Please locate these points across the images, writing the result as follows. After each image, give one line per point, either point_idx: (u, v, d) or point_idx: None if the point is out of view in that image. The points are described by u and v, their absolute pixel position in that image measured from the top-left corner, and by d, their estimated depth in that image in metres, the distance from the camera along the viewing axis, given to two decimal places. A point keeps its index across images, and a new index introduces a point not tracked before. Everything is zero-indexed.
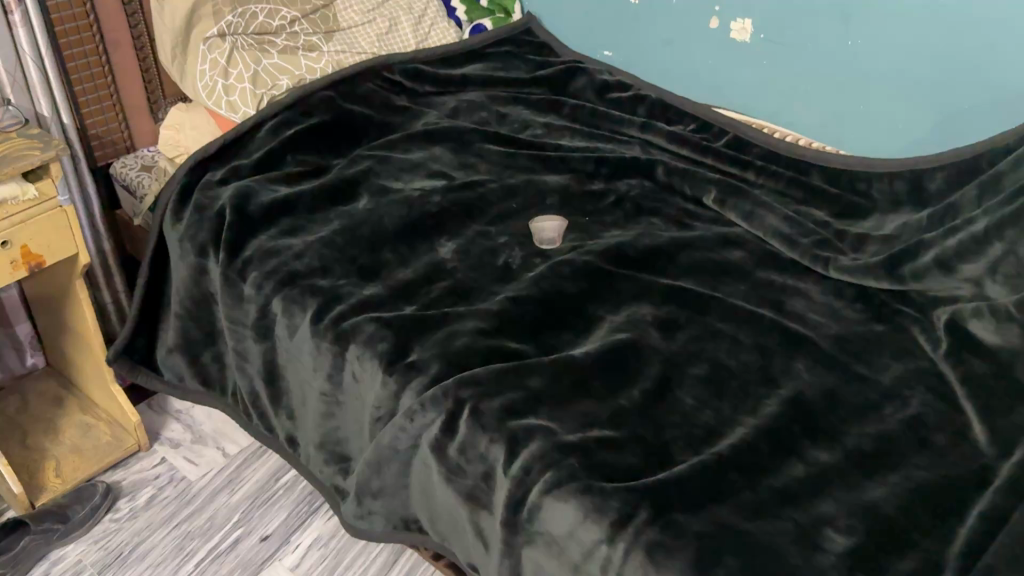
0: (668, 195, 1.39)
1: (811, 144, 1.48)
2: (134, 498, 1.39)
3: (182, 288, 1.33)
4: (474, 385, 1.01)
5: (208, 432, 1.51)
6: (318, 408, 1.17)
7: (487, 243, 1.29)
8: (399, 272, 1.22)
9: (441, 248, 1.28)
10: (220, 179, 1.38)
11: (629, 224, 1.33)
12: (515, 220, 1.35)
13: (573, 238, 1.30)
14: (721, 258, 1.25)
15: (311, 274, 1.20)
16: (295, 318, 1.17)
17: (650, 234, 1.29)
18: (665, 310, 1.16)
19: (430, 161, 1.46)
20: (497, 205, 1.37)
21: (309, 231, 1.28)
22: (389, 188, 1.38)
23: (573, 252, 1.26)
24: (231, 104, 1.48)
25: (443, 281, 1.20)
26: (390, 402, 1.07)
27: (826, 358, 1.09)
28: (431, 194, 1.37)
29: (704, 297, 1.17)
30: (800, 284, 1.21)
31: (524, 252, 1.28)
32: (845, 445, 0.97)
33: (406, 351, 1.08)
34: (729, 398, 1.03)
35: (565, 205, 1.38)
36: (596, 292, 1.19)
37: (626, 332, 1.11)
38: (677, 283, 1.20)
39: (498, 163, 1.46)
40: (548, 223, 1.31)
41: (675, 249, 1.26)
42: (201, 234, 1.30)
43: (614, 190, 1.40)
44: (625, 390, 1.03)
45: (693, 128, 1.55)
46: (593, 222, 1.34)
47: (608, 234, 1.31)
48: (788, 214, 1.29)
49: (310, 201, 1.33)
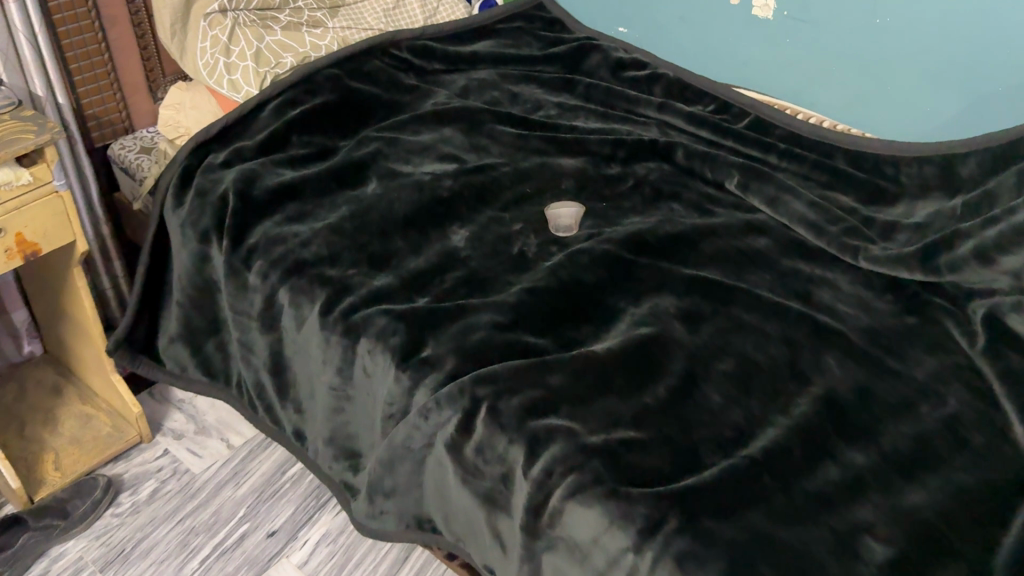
0: (688, 179, 1.34)
1: (836, 126, 1.42)
2: (136, 492, 1.35)
3: (183, 276, 1.28)
4: (492, 383, 0.97)
5: (211, 422, 1.46)
6: (327, 403, 1.13)
7: (501, 229, 1.24)
8: (411, 260, 1.17)
9: (454, 234, 1.23)
10: (223, 162, 1.32)
11: (648, 210, 1.28)
12: (530, 206, 1.29)
13: (591, 225, 1.25)
14: (746, 246, 1.20)
15: (319, 262, 1.15)
16: (303, 309, 1.13)
17: (671, 222, 1.24)
18: (690, 301, 1.11)
19: (440, 142, 1.40)
20: (511, 189, 1.32)
21: (315, 217, 1.23)
22: (399, 172, 1.33)
23: (592, 240, 1.20)
24: (233, 83, 1.42)
25: (456, 271, 1.15)
26: (403, 399, 1.02)
27: (858, 353, 1.04)
28: (442, 178, 1.31)
29: (729, 288, 1.12)
30: (828, 274, 1.16)
31: (540, 239, 1.23)
32: (881, 446, 0.93)
33: (420, 345, 1.04)
34: (758, 395, 0.98)
35: (582, 190, 1.32)
36: (617, 282, 1.14)
37: (648, 325, 1.06)
38: (700, 273, 1.15)
39: (511, 145, 1.41)
40: (565, 209, 1.25)
41: (697, 237, 1.21)
42: (203, 220, 1.25)
43: (632, 173, 1.35)
44: (650, 387, 0.98)
45: (714, 108, 1.49)
46: (611, 208, 1.29)
47: (627, 221, 1.26)
48: (815, 201, 1.24)
49: (317, 185, 1.28)
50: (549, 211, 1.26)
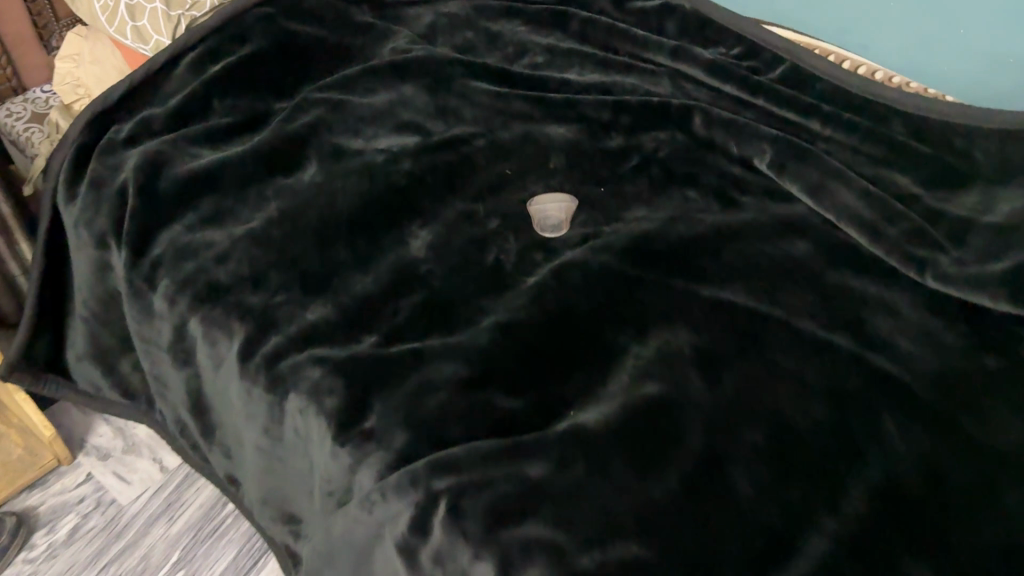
0: (708, 154, 1.08)
1: (892, 78, 1.14)
2: (53, 530, 1.15)
3: (84, 287, 1.04)
4: (452, 474, 0.74)
5: (142, 438, 1.26)
6: (257, 462, 0.91)
7: (472, 229, 0.99)
8: (357, 279, 0.92)
9: (414, 238, 0.97)
10: (126, 139, 1.06)
11: (657, 198, 1.02)
12: (510, 194, 1.04)
13: (585, 222, 1.00)
14: (781, 254, 0.95)
15: (239, 285, 0.91)
16: (221, 347, 0.89)
17: (685, 219, 0.99)
18: (709, 338, 0.87)
19: (398, 106, 1.13)
20: (486, 172, 1.06)
21: (237, 216, 0.98)
22: (346, 149, 1.06)
23: (585, 248, 0.96)
24: (139, 32, 1.13)
25: (414, 293, 0.91)
26: (343, 478, 0.80)
27: (923, 414, 0.81)
28: (400, 159, 1.05)
29: (755, 321, 0.89)
30: (884, 295, 0.92)
31: (521, 244, 0.98)
32: (959, 560, 0.71)
33: (361, 408, 0.81)
34: (797, 480, 0.76)
35: (574, 170, 1.06)
36: (617, 309, 0.90)
37: (657, 378, 0.83)
38: (721, 294, 0.91)
39: (487, 108, 1.14)
40: (553, 204, 1.00)
41: (717, 242, 0.96)
42: (99, 220, 1.00)
43: (637, 147, 1.08)
44: (659, 472, 0.75)
45: (737, 53, 1.21)
46: (611, 198, 1.03)
47: (631, 216, 1.00)
48: (869, 189, 0.98)
49: (240, 172, 1.02)
50: (534, 206, 1.01)
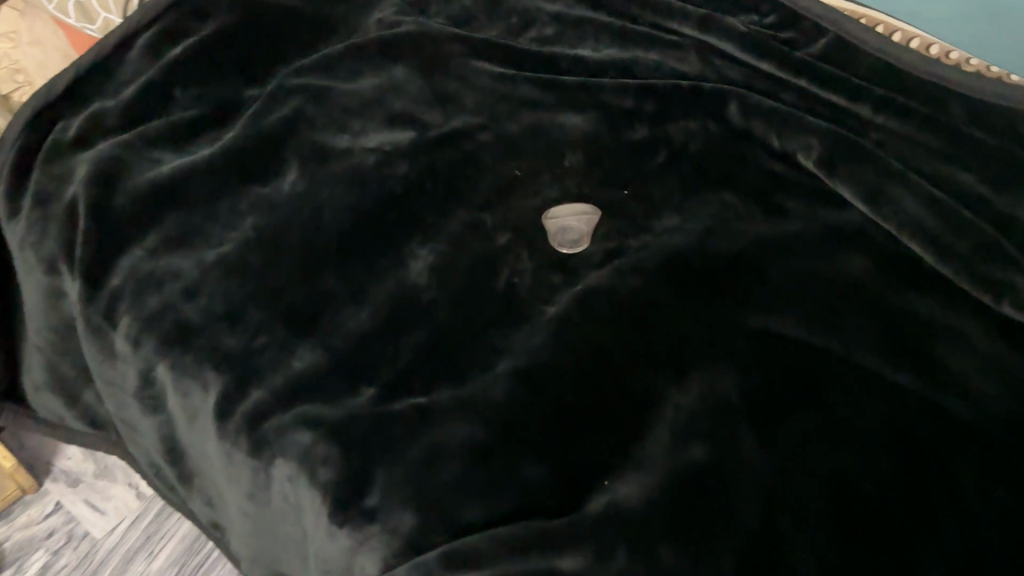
0: (744, 147, 0.95)
1: (949, 53, 1.01)
2: (20, 570, 1.04)
3: (37, 315, 0.91)
4: (471, 568, 0.63)
5: (115, 460, 1.15)
6: (243, 522, 0.80)
7: (480, 246, 0.86)
8: (350, 313, 0.80)
9: (413, 258, 0.85)
10: (75, 140, 0.92)
11: (690, 204, 0.90)
12: (521, 200, 0.91)
13: (608, 234, 0.88)
14: (834, 274, 0.84)
15: (212, 326, 0.78)
16: (195, 399, 0.77)
17: (723, 232, 0.87)
18: (758, 383, 0.76)
19: (389, 93, 0.98)
20: (492, 173, 0.92)
21: (207, 236, 0.84)
22: (331, 148, 0.92)
23: (610, 270, 0.84)
24: (86, 10, 1.03)
25: (416, 330, 0.79)
26: (342, 561, 0.70)
27: (1007, 472, 0.71)
28: (394, 161, 0.92)
29: (808, 360, 0.78)
30: (953, 321, 0.81)
31: (536, 262, 0.85)
32: None
33: (360, 484, 0.69)
34: (871, 561, 0.65)
35: (593, 169, 0.93)
36: (650, 349, 0.78)
37: (701, 438, 0.72)
38: (767, 327, 0.80)
39: (490, 94, 0.99)
40: (574, 217, 0.88)
41: (761, 259, 0.84)
42: (47, 241, 0.86)
43: (664, 140, 0.95)
44: (712, 557, 0.64)
45: (771, 22, 1.06)
46: (637, 204, 0.90)
47: (661, 227, 0.88)
48: (934, 195, 0.86)
49: (210, 180, 0.88)
50: (548, 218, 0.88)
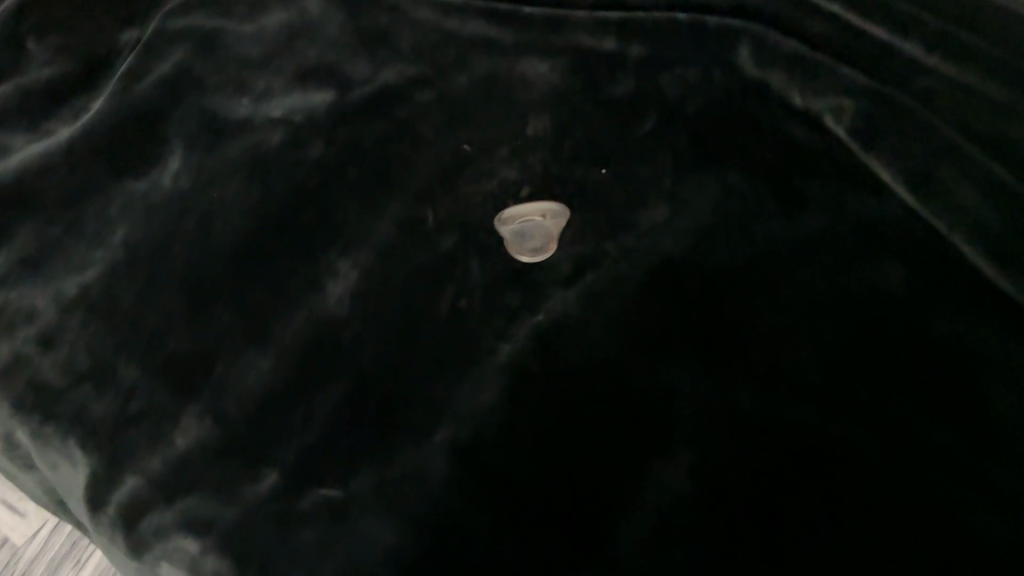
0: (754, 108, 0.75)
1: None
2: None
3: None
4: None
5: None
6: None
7: (417, 255, 0.68)
8: (250, 362, 0.63)
9: (331, 276, 0.67)
10: None
11: (685, 192, 0.71)
12: (471, 185, 0.72)
13: (581, 235, 0.69)
14: (866, 295, 0.66)
15: (75, 388, 0.62)
16: (62, 476, 0.62)
17: (728, 234, 0.69)
18: (762, 447, 0.60)
19: (303, 37, 0.77)
20: (433, 149, 0.73)
21: (68, 255, 0.66)
22: (227, 121, 0.73)
23: (580, 292, 0.67)
24: None
25: (333, 382, 0.63)
26: None
27: None
28: (308, 139, 0.72)
29: (828, 415, 0.61)
30: (1017, 354, 0.62)
31: (487, 275, 0.68)
32: None
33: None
34: None
35: (562, 139, 0.74)
36: (631, 401, 0.62)
37: (681, 539, 0.57)
38: (779, 366, 0.63)
39: (432, 33, 0.78)
40: (534, 227, 0.68)
41: (775, 275, 0.67)
42: None
43: (654, 95, 0.76)
44: None
45: None
46: (618, 190, 0.71)
47: (647, 223, 0.70)
48: (996, 182, 0.68)
49: (72, 175, 0.70)
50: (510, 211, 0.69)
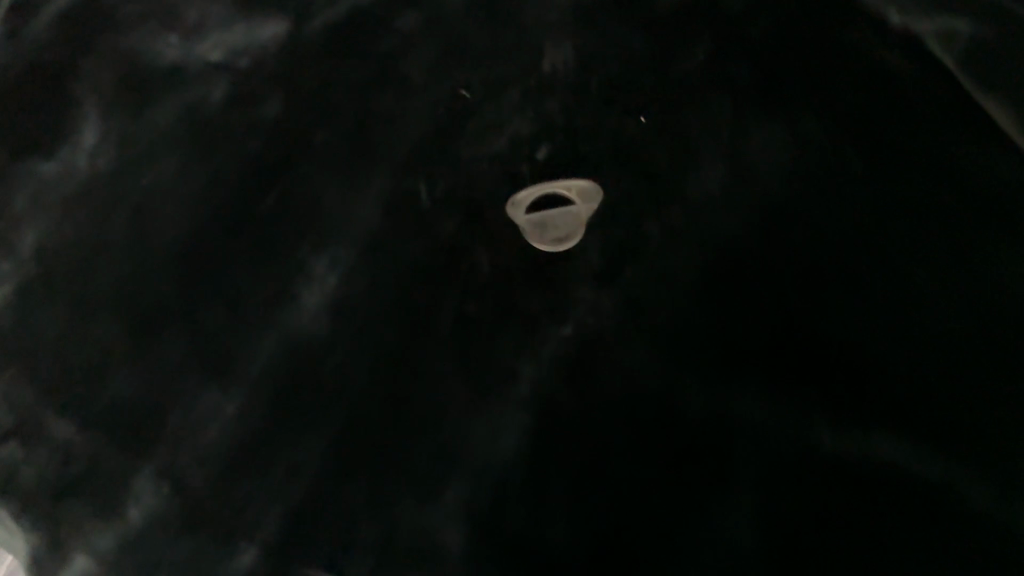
0: (833, 34, 0.59)
1: None
2: None
3: None
4: None
5: None
6: None
7: (411, 250, 0.54)
8: (211, 405, 0.51)
9: (304, 281, 0.53)
10: None
11: (747, 148, 0.56)
12: (475, 148, 0.57)
13: (616, 216, 0.55)
14: (973, 260, 0.51)
15: None
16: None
17: (795, 195, 0.54)
18: (861, 473, 0.45)
19: None
20: (423, 97, 0.57)
21: None
22: (150, 70, 0.56)
23: (617, 293, 0.53)
24: None
25: (317, 425, 0.50)
26: None
27: None
28: (260, 93, 0.56)
29: (935, 414, 0.46)
30: None
31: (500, 274, 0.54)
32: None
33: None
34: None
35: (587, 79, 0.58)
36: (675, 420, 0.49)
37: None
38: (865, 358, 0.49)
39: None
40: (565, 218, 0.54)
41: (856, 241, 0.52)
42: None
43: (702, 20, 0.60)
44: None
45: None
46: (660, 149, 0.57)
47: (698, 193, 0.55)
48: None
49: None
50: (546, 185, 0.55)
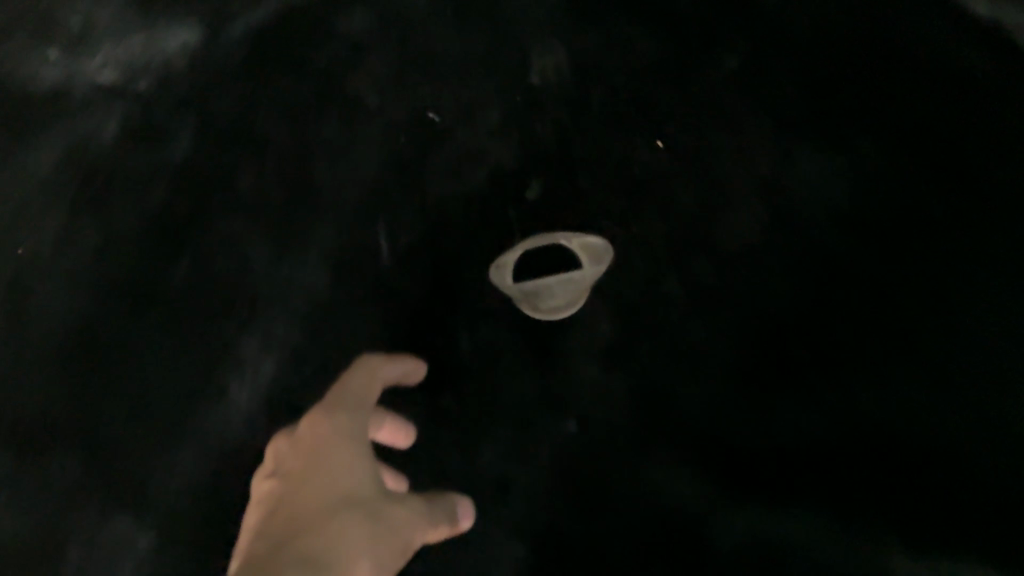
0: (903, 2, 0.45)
1: None
2: None
3: None
4: None
5: None
6: None
7: (369, 324, 0.43)
8: (120, 540, 0.39)
9: (236, 372, 0.42)
10: None
11: (791, 181, 0.44)
12: (445, 188, 0.45)
13: (628, 269, 0.44)
14: None
15: None
16: None
17: (844, 245, 0.43)
18: None
19: None
20: (379, 124, 0.45)
21: None
22: (26, 99, 0.43)
23: (633, 374, 0.42)
24: None
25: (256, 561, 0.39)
26: None
27: None
28: (167, 129, 0.44)
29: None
30: None
31: (483, 349, 0.43)
32: None
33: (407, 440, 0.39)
34: None
35: (586, 93, 0.46)
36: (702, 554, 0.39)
37: None
38: (934, 465, 0.39)
39: None
40: (558, 303, 0.43)
41: (930, 301, 0.41)
42: None
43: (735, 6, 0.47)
44: None
45: None
46: (682, 182, 0.45)
47: (730, 241, 0.44)
48: None
49: None
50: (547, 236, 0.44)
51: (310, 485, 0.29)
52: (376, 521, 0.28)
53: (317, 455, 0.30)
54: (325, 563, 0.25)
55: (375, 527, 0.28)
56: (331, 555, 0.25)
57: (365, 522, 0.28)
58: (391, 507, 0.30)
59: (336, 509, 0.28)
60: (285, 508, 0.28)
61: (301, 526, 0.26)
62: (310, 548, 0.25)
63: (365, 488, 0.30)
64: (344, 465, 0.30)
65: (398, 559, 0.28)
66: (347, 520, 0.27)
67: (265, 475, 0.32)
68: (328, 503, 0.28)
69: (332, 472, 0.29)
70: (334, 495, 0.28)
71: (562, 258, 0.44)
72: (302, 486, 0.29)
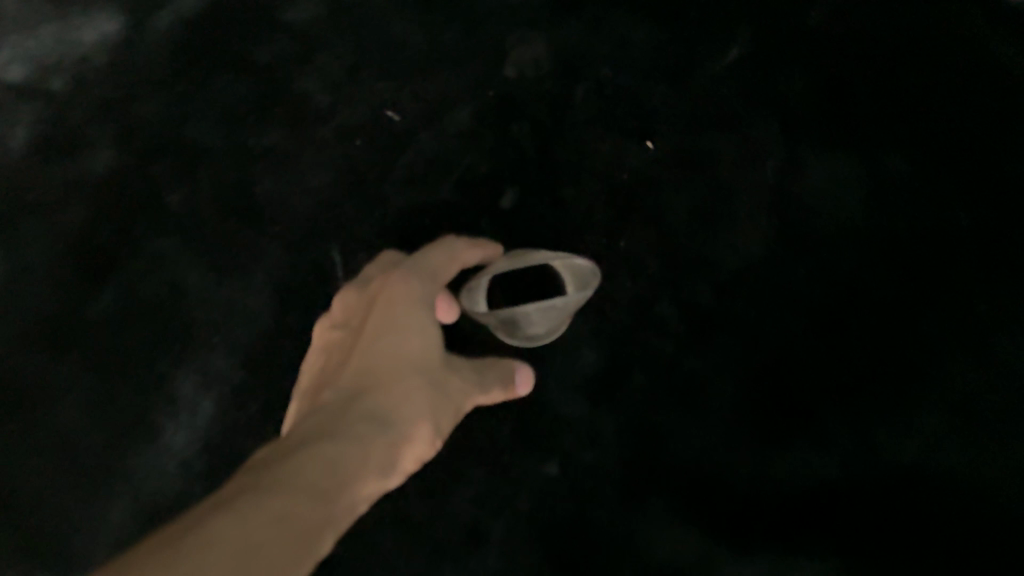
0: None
1: None
2: None
3: None
4: None
5: None
6: None
7: None
8: None
9: (171, 415, 0.37)
10: None
11: (800, 188, 0.39)
12: (408, 198, 0.39)
13: (616, 290, 0.39)
14: None
15: None
16: None
17: (862, 260, 0.38)
18: None
19: None
20: (331, 126, 0.39)
21: None
22: None
23: (621, 410, 0.37)
24: None
25: None
26: None
27: None
28: (84, 134, 0.39)
29: None
30: None
31: None
32: None
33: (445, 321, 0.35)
34: None
35: (568, 88, 0.40)
36: None
37: None
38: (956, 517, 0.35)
39: None
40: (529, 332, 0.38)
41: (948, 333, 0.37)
42: None
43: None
44: None
45: None
46: (678, 190, 0.39)
47: (732, 257, 0.39)
48: None
49: None
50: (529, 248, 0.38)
51: (377, 348, 0.29)
52: (439, 383, 0.29)
53: (392, 306, 0.30)
54: (388, 431, 0.27)
55: (435, 398, 0.29)
56: (393, 425, 0.27)
57: (426, 389, 0.29)
58: (456, 375, 0.31)
59: (401, 375, 0.28)
60: (356, 371, 0.28)
61: (366, 389, 0.28)
62: (374, 415, 0.27)
63: (434, 348, 0.30)
64: (414, 321, 0.30)
65: (456, 420, 0.30)
66: (410, 385, 0.28)
67: (337, 319, 0.34)
68: (394, 371, 0.28)
69: (404, 332, 0.30)
70: (401, 360, 0.29)
71: (542, 277, 0.39)
72: (370, 351, 0.29)
